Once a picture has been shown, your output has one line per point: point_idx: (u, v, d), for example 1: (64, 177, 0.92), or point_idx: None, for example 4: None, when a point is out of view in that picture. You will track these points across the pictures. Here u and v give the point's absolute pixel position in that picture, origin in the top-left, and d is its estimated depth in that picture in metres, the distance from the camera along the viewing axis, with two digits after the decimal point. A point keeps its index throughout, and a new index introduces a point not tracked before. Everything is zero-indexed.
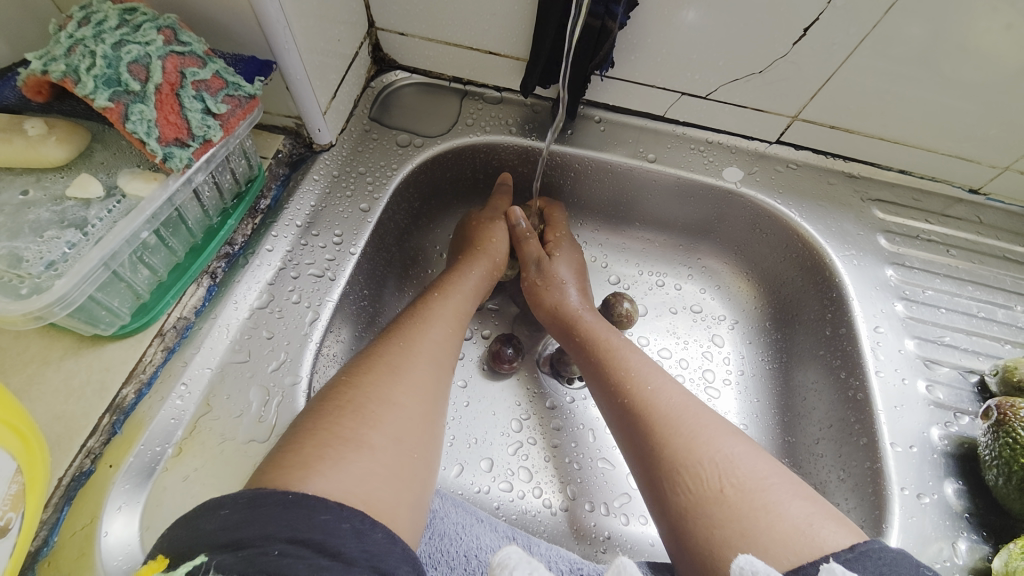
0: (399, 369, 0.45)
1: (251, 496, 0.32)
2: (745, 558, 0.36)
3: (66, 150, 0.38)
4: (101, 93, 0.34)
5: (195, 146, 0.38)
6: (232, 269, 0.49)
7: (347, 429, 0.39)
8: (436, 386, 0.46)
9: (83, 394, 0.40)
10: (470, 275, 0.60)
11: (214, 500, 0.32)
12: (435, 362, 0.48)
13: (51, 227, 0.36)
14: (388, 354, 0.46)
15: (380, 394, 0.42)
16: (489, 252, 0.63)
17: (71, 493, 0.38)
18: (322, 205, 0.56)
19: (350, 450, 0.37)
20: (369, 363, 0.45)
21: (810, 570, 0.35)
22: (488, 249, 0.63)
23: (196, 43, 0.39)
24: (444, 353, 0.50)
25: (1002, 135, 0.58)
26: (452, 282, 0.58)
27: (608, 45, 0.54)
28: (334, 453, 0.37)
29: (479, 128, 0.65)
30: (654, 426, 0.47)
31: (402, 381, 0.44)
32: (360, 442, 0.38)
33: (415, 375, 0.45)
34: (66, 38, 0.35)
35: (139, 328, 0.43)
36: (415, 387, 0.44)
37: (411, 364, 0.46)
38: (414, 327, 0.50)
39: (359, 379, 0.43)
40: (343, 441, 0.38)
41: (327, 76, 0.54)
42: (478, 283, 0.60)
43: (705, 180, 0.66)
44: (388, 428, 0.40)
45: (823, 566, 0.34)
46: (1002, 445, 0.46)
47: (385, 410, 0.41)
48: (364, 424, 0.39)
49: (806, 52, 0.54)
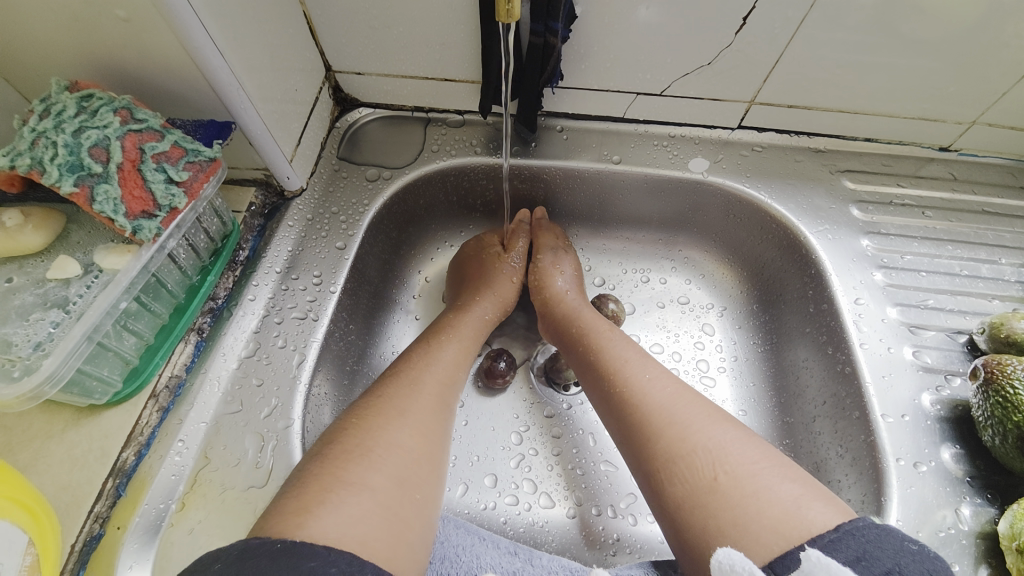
0: (406, 413, 0.46)
1: (243, 548, 0.33)
2: (723, 552, 0.38)
3: (43, 235, 0.41)
4: (66, 179, 0.37)
5: (162, 215, 0.41)
6: (218, 322, 0.51)
7: (351, 473, 0.40)
8: (440, 427, 0.48)
9: (86, 462, 0.42)
10: (478, 307, 0.62)
11: (206, 557, 0.33)
12: (440, 401, 0.50)
13: (36, 309, 0.39)
14: (395, 397, 0.47)
15: (386, 436, 0.43)
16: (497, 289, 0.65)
17: (84, 558, 0.40)
18: (299, 248, 0.58)
19: (344, 492, 0.38)
20: (376, 406, 0.46)
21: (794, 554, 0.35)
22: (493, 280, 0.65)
23: (152, 118, 0.41)
24: (448, 392, 0.51)
25: (960, 92, 0.58)
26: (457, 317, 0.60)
27: (555, 58, 0.56)
28: (322, 496, 0.38)
29: (446, 153, 0.67)
30: (646, 419, 0.47)
31: (412, 425, 0.45)
32: (360, 484, 0.39)
33: (422, 416, 0.47)
34: (29, 132, 0.37)
35: (132, 392, 0.45)
36: (421, 428, 0.46)
37: (416, 406, 0.47)
38: (417, 368, 0.51)
39: (366, 423, 0.44)
40: (333, 483, 0.39)
41: (289, 126, 0.56)
42: (486, 311, 0.63)
43: (673, 174, 0.67)
44: (389, 469, 0.41)
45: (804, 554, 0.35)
46: (993, 405, 0.45)
47: (390, 452, 0.42)
48: (366, 467, 0.41)
49: (750, 39, 0.55)
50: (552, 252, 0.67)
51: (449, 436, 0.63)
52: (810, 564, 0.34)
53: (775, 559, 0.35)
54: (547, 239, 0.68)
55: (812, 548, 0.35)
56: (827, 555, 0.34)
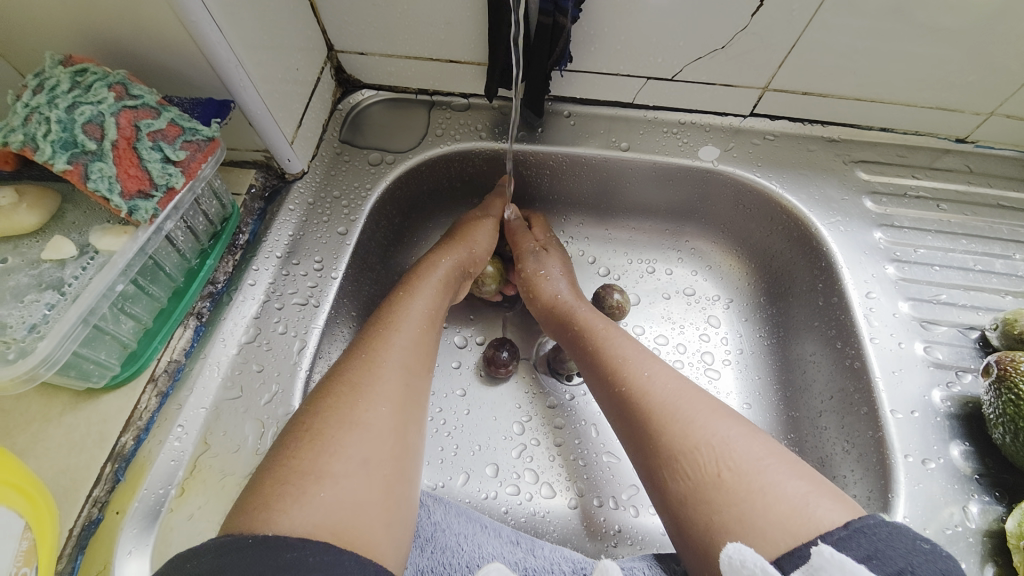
0: (363, 388, 0.44)
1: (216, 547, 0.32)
2: (734, 547, 0.37)
3: (38, 215, 0.40)
4: (59, 157, 0.36)
5: (158, 196, 0.39)
6: (217, 307, 0.50)
7: (307, 463, 0.38)
8: (408, 399, 0.46)
9: (83, 446, 0.42)
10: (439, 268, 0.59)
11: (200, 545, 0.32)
12: (406, 368, 0.47)
13: (30, 290, 0.38)
14: (350, 374, 0.45)
15: (343, 418, 0.41)
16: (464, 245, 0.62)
17: (83, 542, 0.39)
18: (301, 233, 0.56)
19: (310, 483, 0.37)
20: (332, 387, 0.44)
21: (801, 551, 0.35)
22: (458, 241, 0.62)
23: (148, 94, 0.40)
24: (414, 360, 0.48)
25: (982, 80, 0.56)
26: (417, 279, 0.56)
27: (564, 40, 0.54)
28: (291, 489, 0.37)
29: (450, 137, 0.65)
30: (652, 411, 0.46)
31: (372, 399, 0.43)
32: (320, 474, 0.38)
33: (384, 386, 0.44)
34: (21, 107, 0.36)
35: (130, 376, 0.44)
36: (384, 400, 0.43)
37: (376, 380, 0.45)
38: (377, 339, 0.48)
39: (319, 407, 0.42)
40: (300, 475, 0.38)
41: (289, 106, 0.54)
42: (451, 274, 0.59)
43: (682, 162, 0.65)
44: (354, 453, 0.40)
45: (813, 549, 0.34)
46: (1005, 402, 0.44)
47: (350, 435, 0.40)
48: (327, 454, 0.39)
49: (766, 23, 0.53)
50: (534, 256, 0.65)
51: (451, 425, 0.63)
52: (820, 559, 0.33)
53: (778, 557, 0.35)
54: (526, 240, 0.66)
55: (822, 545, 0.34)
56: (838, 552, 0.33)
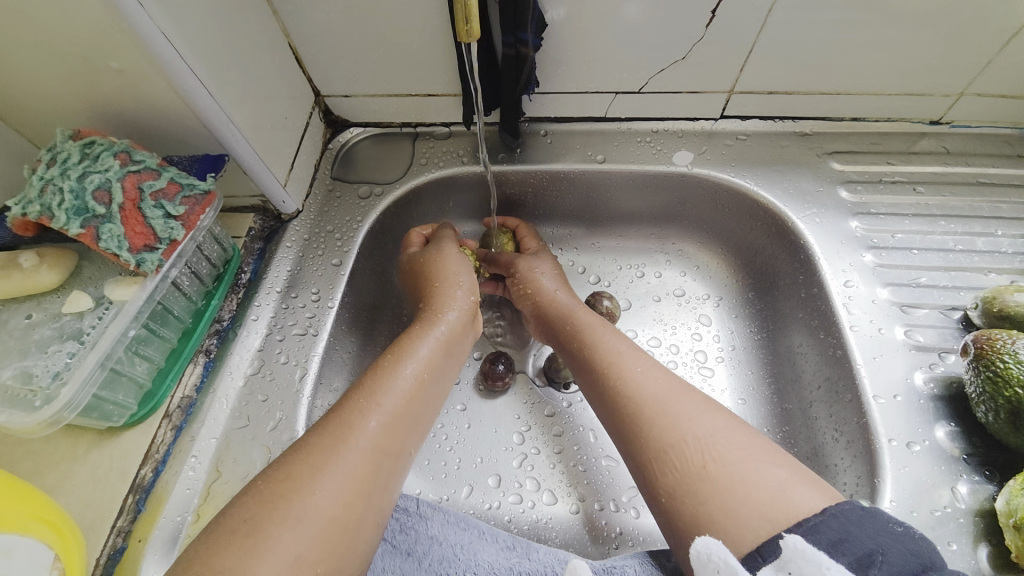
0: (323, 473, 0.37)
1: None
2: (702, 542, 0.39)
3: (57, 273, 0.44)
4: (73, 223, 0.40)
5: (162, 248, 0.44)
6: (224, 343, 0.54)
7: (226, 563, 0.32)
8: (373, 486, 0.39)
9: (107, 480, 0.45)
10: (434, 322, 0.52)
11: None
12: (377, 450, 0.41)
13: (53, 341, 0.42)
14: (314, 454, 0.38)
15: (288, 506, 0.35)
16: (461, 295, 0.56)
17: (109, 570, 0.43)
18: (298, 268, 0.60)
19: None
20: (290, 464, 0.38)
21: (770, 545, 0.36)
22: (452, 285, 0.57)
23: (148, 158, 0.44)
24: (391, 443, 0.42)
25: (942, 64, 0.58)
26: (412, 337, 0.50)
27: (528, 67, 0.57)
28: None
29: (434, 165, 0.69)
30: (649, 433, 0.46)
31: (330, 483, 0.37)
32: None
33: (347, 469, 0.38)
34: (38, 180, 0.41)
35: (147, 413, 0.48)
36: (342, 488, 0.38)
37: (341, 461, 0.38)
38: (354, 410, 0.42)
39: (269, 493, 0.36)
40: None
41: (281, 152, 0.59)
42: (450, 330, 0.53)
43: (657, 169, 0.67)
44: (285, 552, 0.34)
45: (783, 543, 0.36)
46: (984, 379, 0.44)
47: (288, 528, 0.34)
48: (253, 552, 0.33)
49: (720, 31, 0.56)
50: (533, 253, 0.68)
51: (454, 439, 0.65)
52: (789, 552, 0.35)
53: (747, 555, 0.37)
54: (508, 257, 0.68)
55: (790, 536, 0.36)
56: (804, 539, 0.35)
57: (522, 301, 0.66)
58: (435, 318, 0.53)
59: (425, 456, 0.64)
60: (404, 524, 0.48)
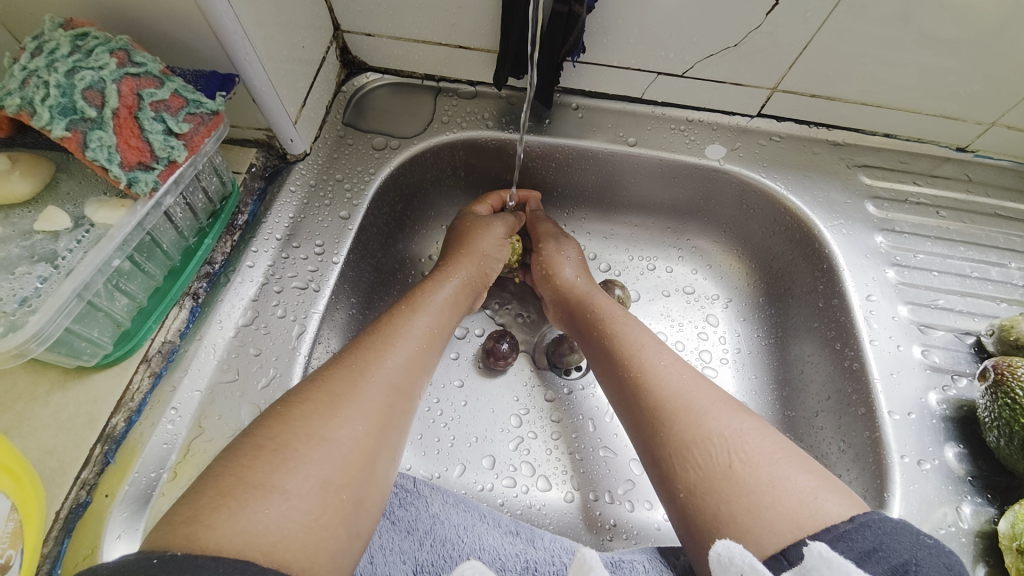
0: (342, 402, 0.40)
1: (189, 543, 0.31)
2: (722, 545, 0.37)
3: (31, 183, 0.39)
4: (57, 123, 0.34)
5: (160, 168, 0.38)
6: (214, 288, 0.49)
7: (258, 476, 0.35)
8: (390, 420, 0.42)
9: (72, 427, 0.40)
10: (449, 287, 0.56)
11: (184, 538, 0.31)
12: (394, 388, 0.44)
13: (22, 262, 0.37)
14: (335, 384, 0.41)
15: (311, 430, 0.38)
16: (476, 259, 0.60)
17: (70, 525, 0.38)
18: (301, 216, 0.55)
19: (255, 498, 0.34)
20: (311, 392, 0.41)
21: (793, 553, 0.35)
22: (472, 252, 0.60)
23: (151, 63, 0.38)
24: (404, 380, 0.45)
25: (988, 91, 0.57)
26: (424, 293, 0.53)
27: (578, 30, 0.53)
28: (228, 502, 0.33)
29: (456, 124, 0.64)
30: (672, 411, 0.45)
31: (350, 413, 0.40)
32: (271, 488, 0.34)
33: (366, 401, 0.41)
34: (19, 70, 0.35)
35: (123, 355, 0.43)
36: (361, 417, 0.40)
37: (362, 395, 0.41)
38: (373, 350, 0.45)
39: (291, 413, 0.39)
40: (247, 488, 0.34)
41: (294, 85, 0.53)
42: (458, 293, 0.56)
43: (688, 160, 0.65)
44: (315, 473, 0.36)
45: (807, 548, 0.34)
46: (1001, 406, 0.45)
47: (318, 453, 0.37)
48: (281, 468, 0.36)
49: (780, 22, 0.53)
50: (551, 240, 0.64)
51: (448, 416, 0.63)
52: (812, 560, 0.33)
53: (767, 559, 0.36)
54: (542, 227, 0.65)
55: (814, 543, 0.34)
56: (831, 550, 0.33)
57: (541, 286, 0.64)
58: (447, 279, 0.56)
59: (419, 431, 0.61)
60: (404, 500, 0.46)
